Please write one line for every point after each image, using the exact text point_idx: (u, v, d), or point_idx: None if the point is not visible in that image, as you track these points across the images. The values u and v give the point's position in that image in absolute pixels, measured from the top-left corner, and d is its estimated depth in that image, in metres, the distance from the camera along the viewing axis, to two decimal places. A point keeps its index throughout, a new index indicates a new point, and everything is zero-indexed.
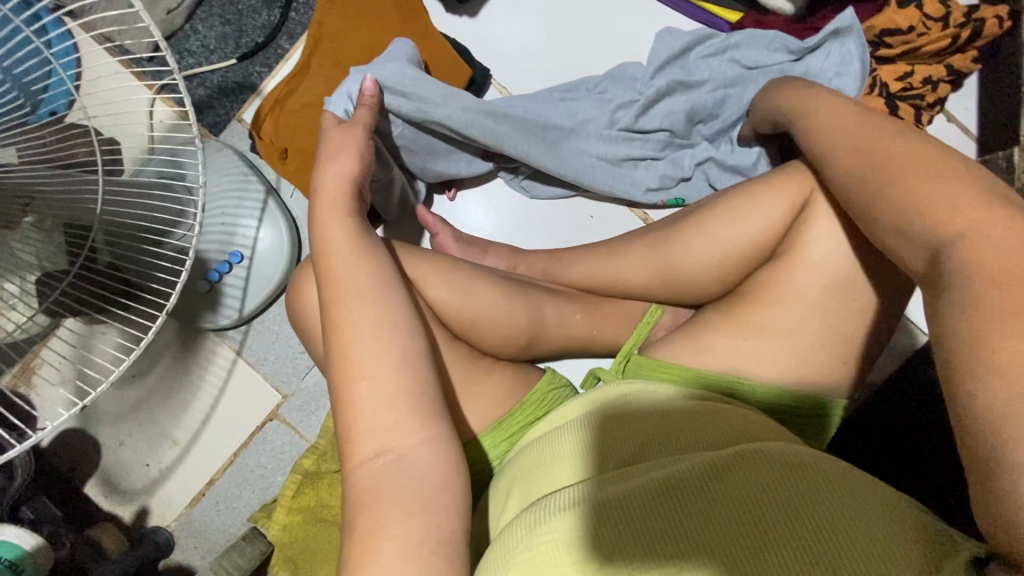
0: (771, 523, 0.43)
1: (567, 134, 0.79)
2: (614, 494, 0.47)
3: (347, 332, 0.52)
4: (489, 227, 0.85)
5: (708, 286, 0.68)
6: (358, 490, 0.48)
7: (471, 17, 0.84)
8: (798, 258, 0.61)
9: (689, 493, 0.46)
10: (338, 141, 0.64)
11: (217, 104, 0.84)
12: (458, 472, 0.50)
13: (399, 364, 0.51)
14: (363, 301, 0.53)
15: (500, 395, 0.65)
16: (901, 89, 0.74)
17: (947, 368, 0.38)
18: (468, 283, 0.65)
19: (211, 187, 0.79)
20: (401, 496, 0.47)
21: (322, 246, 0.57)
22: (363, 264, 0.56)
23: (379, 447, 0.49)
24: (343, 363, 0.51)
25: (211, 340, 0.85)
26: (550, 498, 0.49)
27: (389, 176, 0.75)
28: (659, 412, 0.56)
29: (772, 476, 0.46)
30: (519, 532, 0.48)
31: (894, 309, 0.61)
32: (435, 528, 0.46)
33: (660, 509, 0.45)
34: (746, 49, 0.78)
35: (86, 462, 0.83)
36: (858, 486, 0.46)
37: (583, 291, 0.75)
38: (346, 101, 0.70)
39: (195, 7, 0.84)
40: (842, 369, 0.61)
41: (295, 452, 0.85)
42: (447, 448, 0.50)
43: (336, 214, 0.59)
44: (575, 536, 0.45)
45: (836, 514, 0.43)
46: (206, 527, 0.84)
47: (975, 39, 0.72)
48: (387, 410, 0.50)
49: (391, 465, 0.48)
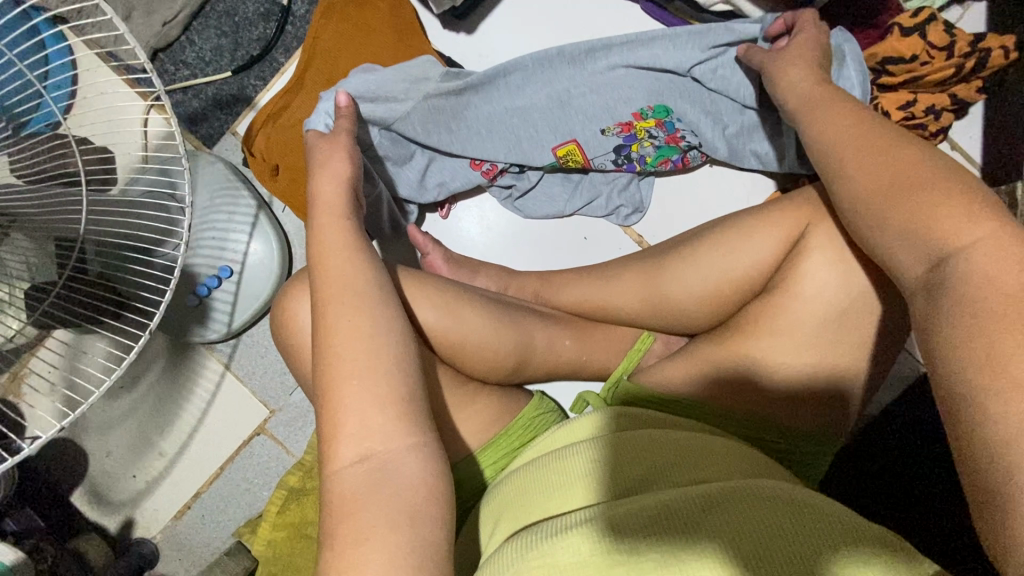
0: (765, 549, 0.42)
1: (537, 107, 0.78)
2: (604, 520, 0.46)
3: (331, 349, 0.50)
4: (481, 247, 0.85)
5: (699, 318, 0.67)
6: (336, 496, 0.47)
7: (468, 34, 0.83)
8: (793, 291, 0.59)
9: (683, 521, 0.44)
10: (325, 152, 0.64)
11: (211, 116, 0.84)
12: (445, 485, 0.49)
13: (388, 368, 0.50)
14: (356, 306, 0.52)
15: (485, 421, 0.64)
16: (904, 118, 0.71)
17: (955, 420, 0.36)
18: (456, 307, 0.64)
19: (203, 202, 0.78)
20: (386, 507, 0.45)
21: (309, 267, 0.57)
22: (351, 273, 0.54)
23: (362, 451, 0.47)
24: (328, 363, 0.50)
25: (199, 353, 0.85)
26: (540, 526, 0.48)
27: (377, 193, 0.74)
28: (646, 434, 0.55)
29: (761, 506, 0.44)
30: (509, 558, 0.47)
31: (889, 346, 0.59)
32: (418, 538, 0.45)
33: (651, 535, 0.44)
34: (728, 69, 0.73)
35: (73, 472, 0.83)
36: (850, 519, 0.44)
37: (573, 315, 0.74)
38: (326, 117, 0.70)
39: (191, 18, 0.84)
40: (833, 405, 0.60)
41: (282, 468, 0.84)
42: (434, 463, 0.49)
43: (331, 216, 0.58)
44: (565, 562, 0.44)
45: (830, 546, 0.42)
46: (191, 539, 0.84)
47: (979, 70, 0.70)
48: (374, 410, 0.48)
49: (374, 474, 0.47)
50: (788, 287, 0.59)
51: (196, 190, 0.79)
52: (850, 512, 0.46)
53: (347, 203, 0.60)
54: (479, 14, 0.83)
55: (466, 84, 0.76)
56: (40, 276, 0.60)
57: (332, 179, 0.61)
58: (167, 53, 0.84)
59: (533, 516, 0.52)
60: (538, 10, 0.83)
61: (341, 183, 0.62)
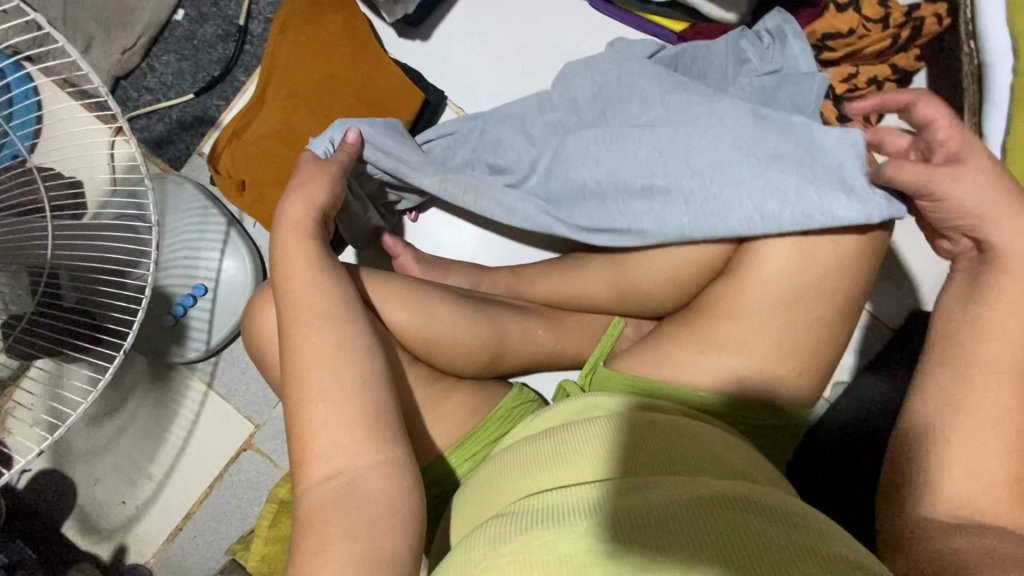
0: (744, 541, 0.41)
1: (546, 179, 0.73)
2: (583, 512, 0.45)
3: (295, 371, 0.53)
4: (453, 248, 0.86)
5: (665, 301, 0.68)
6: (307, 519, 0.49)
7: (423, 41, 0.85)
8: (751, 270, 0.61)
9: (664, 515, 0.43)
10: (307, 173, 0.64)
11: (177, 139, 0.85)
12: (411, 497, 0.50)
13: (355, 386, 0.52)
14: (314, 328, 0.54)
15: (461, 417, 0.65)
16: (846, 91, 0.73)
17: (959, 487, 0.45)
18: (425, 305, 0.66)
19: (174, 223, 0.79)
20: (355, 525, 0.48)
21: (275, 286, 0.58)
22: (315, 291, 0.56)
23: (333, 468, 0.50)
24: (299, 384, 0.52)
25: (181, 373, 0.85)
26: (515, 516, 0.47)
27: (362, 212, 0.76)
28: (628, 427, 0.54)
29: (742, 509, 0.44)
30: (480, 552, 0.45)
31: (849, 308, 0.60)
32: (385, 554, 0.47)
33: (631, 528, 0.43)
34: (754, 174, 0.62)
35: (62, 503, 0.83)
36: (818, 520, 0.45)
37: (546, 306, 0.75)
38: (327, 144, 0.70)
39: (150, 45, 0.85)
40: (801, 372, 0.61)
41: (270, 481, 0.84)
42: (401, 476, 0.51)
43: (293, 241, 0.59)
44: (545, 555, 0.42)
45: (806, 541, 0.41)
46: (185, 561, 0.84)
47: (916, 38, 0.72)
48: (340, 437, 0.50)
49: (339, 488, 0.49)
50: (745, 262, 0.61)
51: (166, 211, 0.80)
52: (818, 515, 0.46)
53: (311, 229, 0.60)
54: (433, 21, 0.85)
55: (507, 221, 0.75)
56: (16, 308, 0.60)
57: (306, 204, 0.61)
58: (129, 80, 0.85)
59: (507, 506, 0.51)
60: (489, 13, 0.85)
61: (313, 206, 0.61)
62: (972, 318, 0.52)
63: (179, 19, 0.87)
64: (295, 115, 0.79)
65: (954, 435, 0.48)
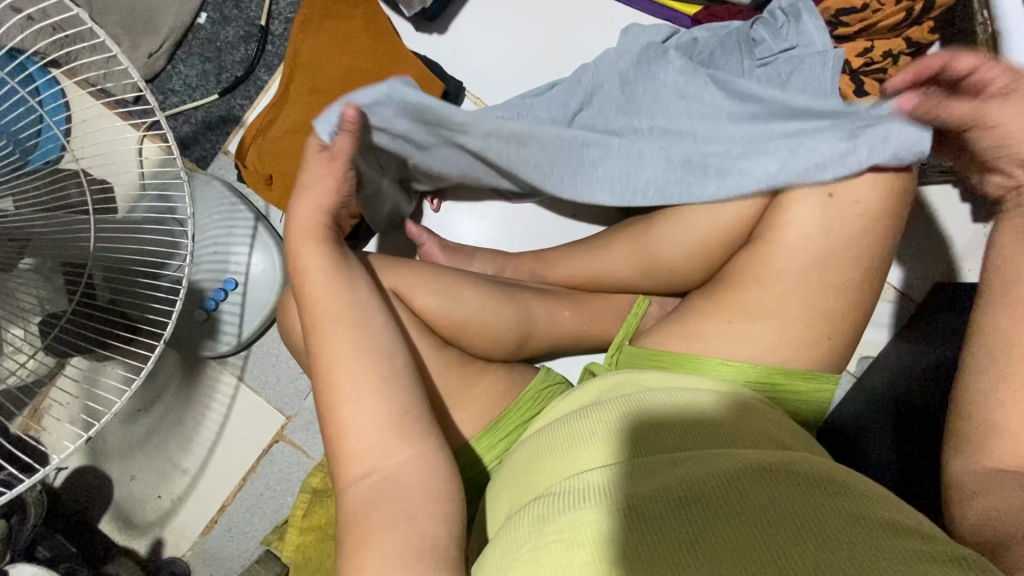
0: (787, 516, 0.41)
1: (589, 150, 0.70)
2: (626, 493, 0.45)
3: (331, 355, 0.54)
4: (476, 236, 0.87)
5: (690, 273, 0.69)
6: (351, 504, 0.51)
7: (440, 34, 0.86)
8: (776, 242, 0.61)
9: (706, 491, 0.44)
10: (315, 170, 0.60)
11: (203, 139, 0.88)
12: (448, 480, 0.52)
13: (390, 369, 0.54)
14: (349, 315, 0.55)
15: (493, 397, 0.66)
16: (863, 65, 0.73)
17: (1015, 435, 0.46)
18: (454, 288, 0.67)
19: (204, 220, 0.81)
20: (397, 504, 0.49)
21: (297, 279, 0.58)
22: (349, 281, 0.57)
23: (373, 454, 0.51)
24: (336, 377, 0.53)
25: (212, 368, 0.87)
26: (555, 495, 0.48)
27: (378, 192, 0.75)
28: (660, 404, 0.55)
29: (782, 481, 0.44)
30: (525, 533, 0.46)
31: (873, 277, 0.61)
32: (425, 534, 0.48)
33: (675, 509, 0.43)
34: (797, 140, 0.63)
35: (99, 499, 0.85)
36: (856, 485, 0.45)
37: (570, 288, 0.76)
38: (328, 126, 0.61)
39: (175, 48, 0.88)
40: (829, 342, 0.62)
41: (303, 472, 0.86)
42: (437, 457, 0.52)
43: (315, 241, 0.59)
44: (591, 536, 0.43)
45: (848, 510, 0.42)
46: (220, 554, 0.85)
47: (929, 10, 0.72)
48: (379, 419, 0.52)
49: (380, 477, 0.51)
50: (769, 234, 0.62)
51: (195, 209, 0.82)
52: (854, 475, 0.47)
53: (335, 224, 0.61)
54: (449, 15, 0.86)
55: (544, 181, 0.72)
56: (52, 306, 0.62)
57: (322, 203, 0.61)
58: (154, 83, 0.88)
59: (545, 486, 0.52)
60: (505, 4, 0.87)
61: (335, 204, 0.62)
62: (1002, 280, 0.52)
63: (202, 21, 0.89)
64: (320, 109, 0.81)
65: (993, 392, 0.49)
